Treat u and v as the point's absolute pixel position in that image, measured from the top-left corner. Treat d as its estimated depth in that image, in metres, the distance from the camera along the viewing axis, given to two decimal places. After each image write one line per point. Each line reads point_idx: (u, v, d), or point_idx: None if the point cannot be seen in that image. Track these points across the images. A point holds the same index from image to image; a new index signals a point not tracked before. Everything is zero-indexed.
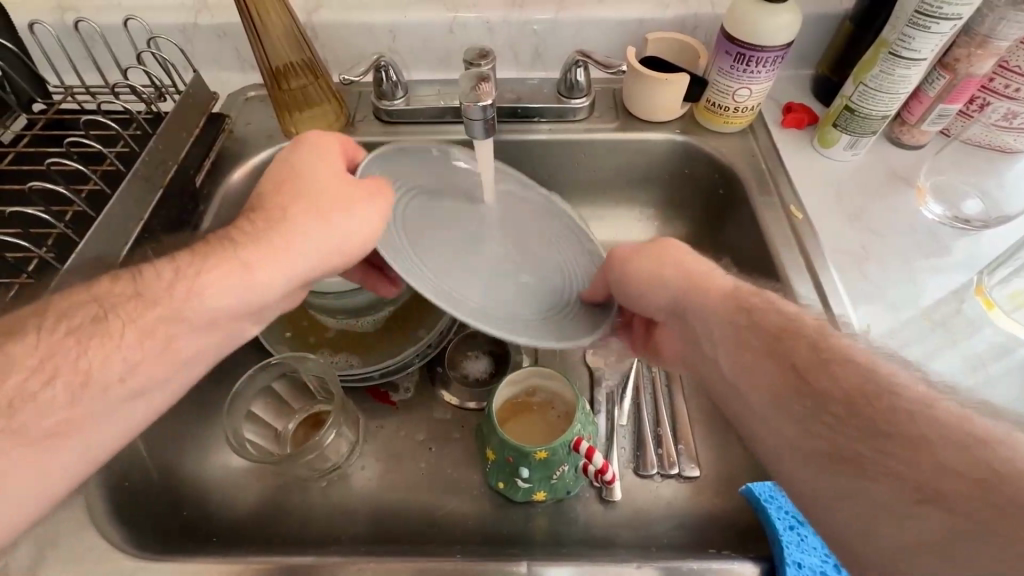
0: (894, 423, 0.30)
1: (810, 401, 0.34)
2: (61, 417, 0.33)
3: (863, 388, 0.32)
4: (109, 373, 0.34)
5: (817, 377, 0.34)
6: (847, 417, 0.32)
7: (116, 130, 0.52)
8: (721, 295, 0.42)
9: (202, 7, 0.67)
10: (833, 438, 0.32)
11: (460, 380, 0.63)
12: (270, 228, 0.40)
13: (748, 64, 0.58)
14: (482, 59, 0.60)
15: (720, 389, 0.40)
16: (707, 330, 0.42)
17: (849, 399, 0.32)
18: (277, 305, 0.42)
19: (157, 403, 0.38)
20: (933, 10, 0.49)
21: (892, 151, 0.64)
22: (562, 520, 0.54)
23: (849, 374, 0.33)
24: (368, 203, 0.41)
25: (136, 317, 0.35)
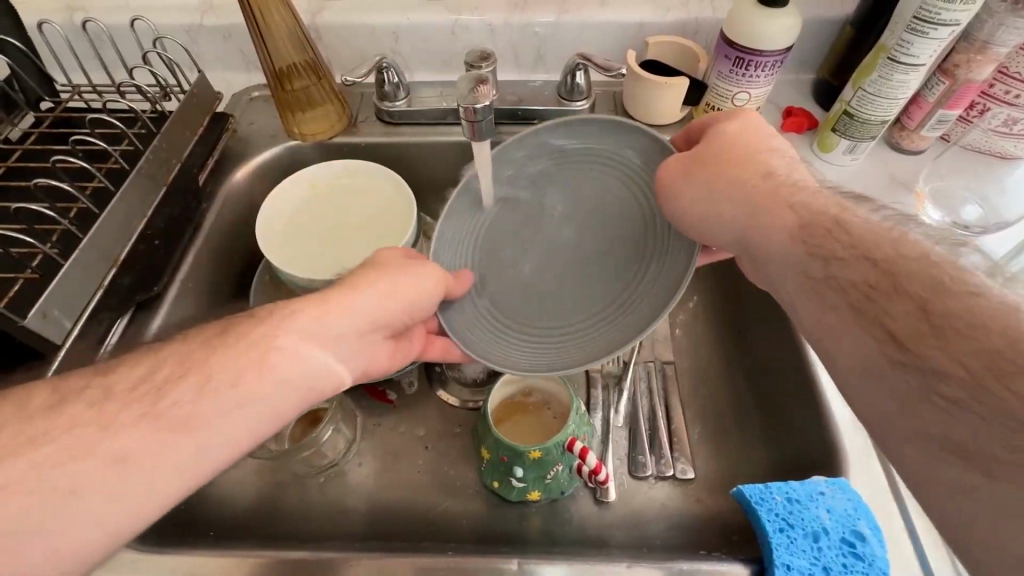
0: (985, 386, 0.27)
1: (903, 347, 0.31)
2: (186, 413, 0.34)
3: (985, 346, 0.28)
4: (222, 377, 0.35)
5: (925, 331, 0.30)
6: (939, 370, 0.29)
7: (120, 128, 0.53)
8: (791, 229, 0.39)
9: (208, 8, 0.68)
10: (935, 413, 0.29)
11: (458, 379, 0.63)
12: (348, 280, 0.43)
13: (747, 68, 0.58)
14: (483, 61, 0.60)
15: (802, 332, 0.38)
16: (786, 274, 0.39)
17: (965, 364, 0.28)
18: (361, 346, 0.42)
19: (262, 426, 0.37)
20: (931, 16, 0.49)
21: (892, 156, 0.64)
22: (556, 520, 0.55)
23: (970, 327, 0.29)
24: (425, 269, 0.45)
25: (244, 334, 0.37)
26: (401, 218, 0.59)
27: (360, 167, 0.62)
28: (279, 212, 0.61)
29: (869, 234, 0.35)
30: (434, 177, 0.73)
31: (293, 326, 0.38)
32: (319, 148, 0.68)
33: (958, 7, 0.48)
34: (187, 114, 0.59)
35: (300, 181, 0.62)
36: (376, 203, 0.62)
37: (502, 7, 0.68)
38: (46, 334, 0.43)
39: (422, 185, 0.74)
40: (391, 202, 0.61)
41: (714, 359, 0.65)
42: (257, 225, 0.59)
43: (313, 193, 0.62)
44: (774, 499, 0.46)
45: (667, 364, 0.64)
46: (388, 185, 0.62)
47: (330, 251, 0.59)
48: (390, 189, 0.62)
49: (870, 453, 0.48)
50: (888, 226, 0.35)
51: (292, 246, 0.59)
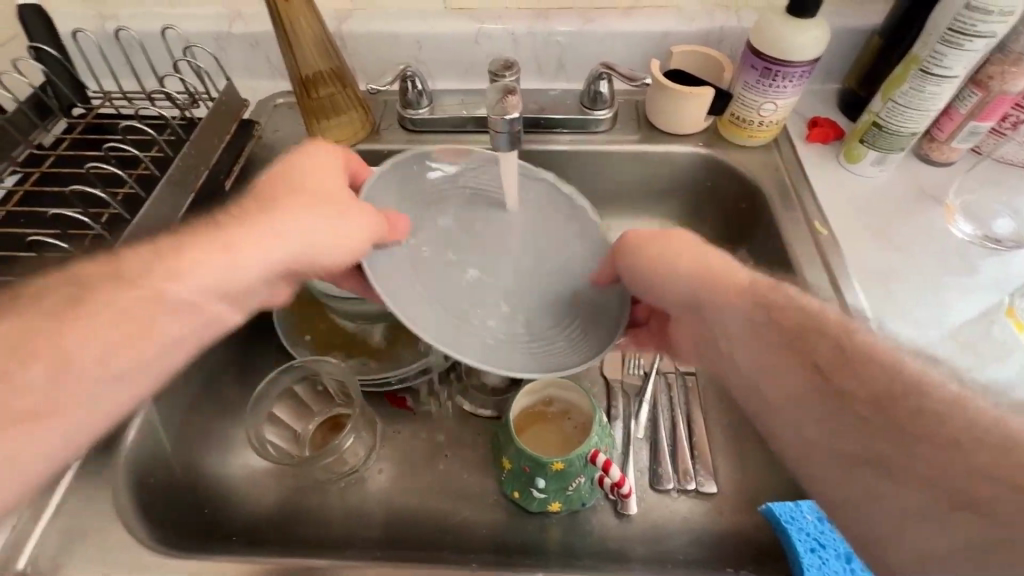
0: (895, 418, 0.33)
1: (829, 391, 0.37)
2: (40, 398, 0.33)
3: (884, 387, 0.35)
4: (89, 349, 0.35)
5: (848, 375, 0.36)
6: (861, 405, 0.35)
7: (152, 135, 0.53)
8: (737, 289, 0.43)
9: (236, 16, 0.69)
10: (860, 441, 0.35)
11: (478, 388, 0.62)
12: (252, 216, 0.42)
13: (774, 78, 0.58)
14: (507, 70, 0.61)
15: (739, 378, 0.43)
16: (728, 326, 0.43)
17: (876, 399, 0.35)
18: (244, 297, 0.43)
19: (134, 390, 0.37)
20: (966, 27, 0.48)
21: (920, 168, 0.63)
22: (576, 531, 0.54)
23: (876, 371, 0.36)
24: (356, 215, 0.45)
25: (104, 296, 0.36)
26: None
27: None
28: None
29: (791, 301, 0.41)
30: None
31: (188, 276, 0.39)
32: None
33: (995, 18, 0.47)
34: (215, 121, 0.60)
35: None
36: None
37: (525, 16, 0.69)
38: None
39: None
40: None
41: None
42: None
43: None
44: (805, 520, 0.46)
45: (688, 376, 0.64)
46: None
47: None
48: None
49: None
50: (811, 300, 0.41)
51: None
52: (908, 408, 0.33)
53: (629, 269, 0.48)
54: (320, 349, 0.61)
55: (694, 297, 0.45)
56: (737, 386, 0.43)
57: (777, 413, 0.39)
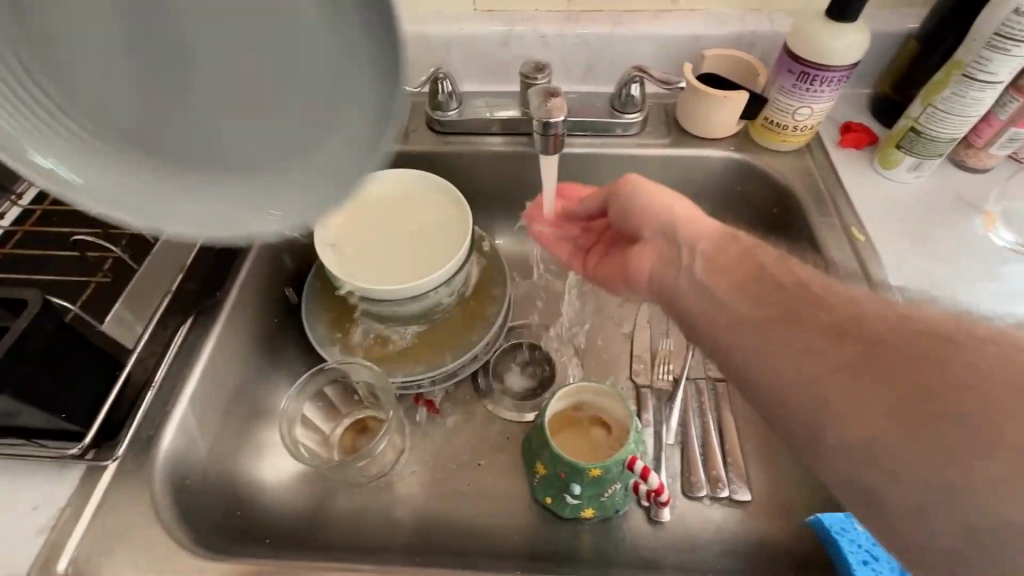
0: (845, 316, 0.35)
1: (778, 296, 0.38)
2: None
3: (822, 292, 0.37)
4: None
5: (791, 279, 0.39)
6: (807, 304, 0.37)
7: None
8: (708, 225, 0.46)
9: None
10: (806, 331, 0.36)
11: (502, 391, 0.64)
12: None
13: (811, 83, 0.57)
14: (539, 73, 0.60)
15: (690, 293, 0.43)
16: (693, 247, 0.45)
17: (819, 298, 0.37)
18: None
19: None
20: (1013, 33, 0.48)
21: (956, 174, 0.62)
22: (609, 538, 0.54)
23: (817, 282, 0.38)
24: None
25: None
26: (455, 228, 0.60)
27: (418, 179, 0.63)
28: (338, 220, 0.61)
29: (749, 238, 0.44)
30: (482, 187, 0.73)
31: None
32: None
33: None
34: None
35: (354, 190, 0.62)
36: (430, 213, 0.62)
37: (556, 18, 0.68)
38: None
39: (469, 194, 0.74)
40: (445, 212, 0.61)
41: None
42: (319, 231, 0.59)
43: (364, 204, 0.62)
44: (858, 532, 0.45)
45: (719, 382, 0.63)
46: (442, 196, 0.62)
47: (386, 260, 0.59)
48: (444, 198, 0.62)
49: None
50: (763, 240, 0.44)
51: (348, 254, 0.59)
52: (844, 302, 0.36)
53: (625, 200, 0.51)
54: (349, 350, 0.60)
55: (667, 227, 0.47)
56: (690, 314, 0.43)
57: (725, 321, 0.40)
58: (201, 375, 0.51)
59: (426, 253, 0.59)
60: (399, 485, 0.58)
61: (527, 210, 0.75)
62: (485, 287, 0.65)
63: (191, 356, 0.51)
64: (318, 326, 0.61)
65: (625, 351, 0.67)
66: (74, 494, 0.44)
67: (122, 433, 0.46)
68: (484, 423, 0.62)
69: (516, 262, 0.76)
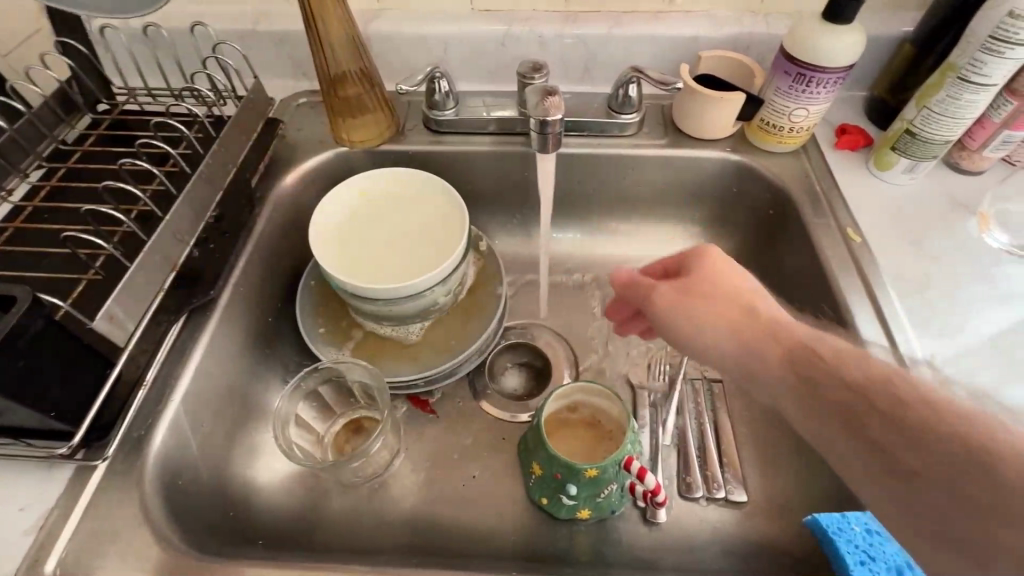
0: (904, 444, 0.31)
1: (831, 422, 0.34)
2: None
3: (872, 409, 0.33)
4: None
5: (839, 396, 0.35)
6: (866, 429, 0.33)
7: (183, 131, 0.53)
8: (726, 332, 0.41)
9: (263, 15, 0.69)
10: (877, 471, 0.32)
11: (496, 389, 0.65)
12: None
13: (807, 85, 0.57)
14: (536, 73, 0.60)
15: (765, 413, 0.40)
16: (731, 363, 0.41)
17: (874, 422, 0.33)
18: None
19: None
20: (1008, 36, 0.48)
21: (950, 177, 0.63)
22: (605, 540, 0.53)
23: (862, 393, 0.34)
24: None
25: None
26: (452, 227, 0.59)
27: (415, 178, 0.62)
28: (332, 218, 0.60)
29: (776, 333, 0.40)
30: (479, 187, 0.73)
31: None
32: (367, 155, 0.69)
33: None
34: (244, 119, 0.59)
35: (350, 190, 0.62)
36: (427, 212, 0.62)
37: (553, 18, 0.68)
38: (112, 337, 0.43)
39: (466, 194, 0.74)
40: (442, 210, 0.61)
41: None
42: (313, 228, 0.59)
43: (361, 203, 0.62)
44: (854, 533, 0.44)
45: (715, 383, 0.63)
46: (439, 194, 0.62)
47: (384, 260, 0.58)
48: (441, 197, 0.62)
49: None
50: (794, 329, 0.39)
51: (345, 254, 0.59)
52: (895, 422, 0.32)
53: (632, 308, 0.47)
54: (345, 349, 0.60)
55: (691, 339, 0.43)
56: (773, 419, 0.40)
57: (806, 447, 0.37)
58: (194, 374, 0.50)
59: (424, 254, 0.59)
60: (395, 486, 0.58)
61: (524, 210, 0.74)
62: (482, 287, 0.64)
63: (183, 355, 0.51)
64: (313, 325, 0.61)
65: (622, 351, 0.67)
66: (62, 494, 0.43)
67: (113, 432, 0.45)
68: (481, 423, 0.61)
69: (512, 263, 0.76)
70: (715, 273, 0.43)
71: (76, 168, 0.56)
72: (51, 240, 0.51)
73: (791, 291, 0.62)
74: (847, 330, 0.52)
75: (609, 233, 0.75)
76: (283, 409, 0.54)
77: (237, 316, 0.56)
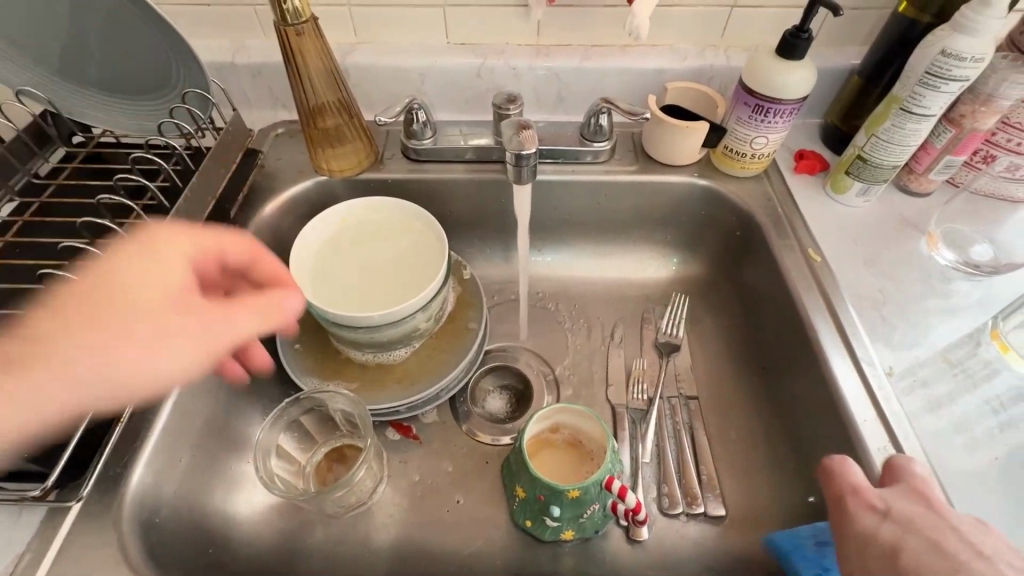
0: None
1: None
2: None
3: None
4: None
5: None
6: None
7: (161, 164, 0.53)
8: None
9: (241, 48, 0.70)
10: None
11: (482, 415, 0.65)
12: None
13: (765, 115, 0.61)
14: (511, 104, 0.62)
15: None
16: None
17: None
18: None
19: None
20: (942, 72, 0.52)
21: (900, 198, 0.67)
22: (590, 560, 0.54)
23: None
24: None
25: None
26: (432, 253, 0.61)
27: (397, 210, 0.64)
28: (311, 247, 0.61)
29: None
30: (457, 213, 0.74)
31: None
32: (346, 183, 0.70)
33: (968, 64, 0.51)
34: (223, 151, 0.60)
35: (329, 219, 0.63)
36: (407, 239, 0.63)
37: (526, 52, 0.71)
38: None
39: (445, 220, 0.75)
40: (422, 238, 0.62)
41: (734, 389, 0.65)
42: (291, 257, 0.59)
43: (342, 232, 0.63)
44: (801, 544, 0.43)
45: (691, 400, 0.65)
46: (419, 222, 0.63)
47: (364, 287, 0.59)
48: (421, 225, 0.63)
49: None
50: None
51: (327, 282, 0.59)
52: None
53: None
54: (326, 376, 0.60)
55: None
56: None
57: None
58: (173, 408, 0.50)
59: (406, 283, 0.59)
60: (378, 514, 0.57)
61: (502, 234, 0.76)
62: (462, 312, 0.65)
63: None
64: (294, 354, 0.61)
65: (600, 371, 0.69)
66: (34, 537, 0.42)
67: (88, 471, 0.44)
68: (464, 447, 0.62)
69: (491, 286, 0.77)
70: (852, 563, 0.37)
71: (49, 202, 0.56)
72: (23, 276, 0.50)
73: (759, 309, 0.65)
74: (812, 347, 0.55)
75: (585, 256, 0.77)
76: (264, 440, 0.54)
77: None
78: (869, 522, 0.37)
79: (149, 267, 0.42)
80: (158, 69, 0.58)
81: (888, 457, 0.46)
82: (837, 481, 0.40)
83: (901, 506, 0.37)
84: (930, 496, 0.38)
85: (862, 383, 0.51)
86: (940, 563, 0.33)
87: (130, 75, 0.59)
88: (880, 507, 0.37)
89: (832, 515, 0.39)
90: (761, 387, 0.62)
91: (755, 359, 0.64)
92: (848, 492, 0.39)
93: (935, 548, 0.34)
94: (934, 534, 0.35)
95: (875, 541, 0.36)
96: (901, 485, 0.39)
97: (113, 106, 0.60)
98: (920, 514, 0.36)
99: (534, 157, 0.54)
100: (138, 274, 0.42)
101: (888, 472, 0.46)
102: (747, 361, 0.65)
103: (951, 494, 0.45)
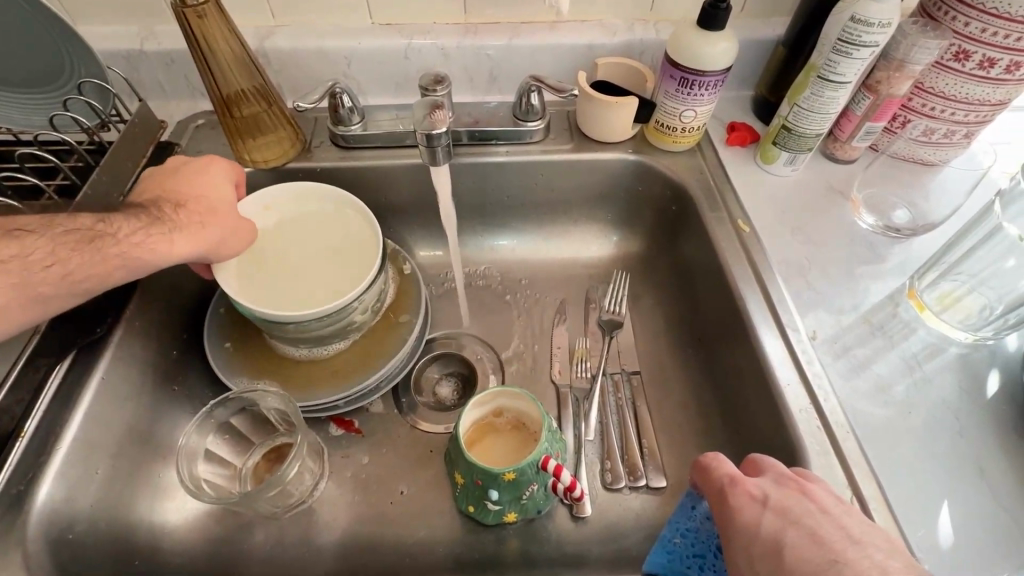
0: None
1: None
2: None
3: None
4: None
5: None
6: None
7: (56, 163, 0.50)
8: None
9: (148, 35, 0.66)
10: None
11: (428, 404, 0.65)
12: None
13: (691, 87, 0.61)
14: (437, 85, 0.60)
15: None
16: None
17: None
18: None
19: None
20: (853, 39, 0.53)
21: (828, 165, 0.69)
22: (533, 540, 0.55)
23: None
24: None
25: None
26: (367, 242, 0.59)
27: (327, 195, 0.62)
28: None
29: None
30: (394, 200, 0.72)
31: None
32: (272, 174, 0.67)
33: (876, 29, 0.52)
34: (128, 143, 0.58)
35: (254, 206, 0.60)
36: (339, 229, 0.61)
37: (454, 31, 0.69)
38: None
39: (382, 208, 0.73)
40: (355, 227, 0.60)
41: (675, 362, 0.66)
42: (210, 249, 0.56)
43: (269, 220, 0.60)
44: (705, 527, 0.42)
45: (633, 375, 0.66)
46: (350, 209, 0.62)
47: (296, 280, 0.56)
48: (355, 214, 0.61)
49: (828, 451, 0.46)
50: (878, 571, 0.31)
51: (254, 272, 0.57)
52: None
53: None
54: (258, 375, 0.58)
55: None
56: None
57: None
58: (82, 424, 0.48)
59: (340, 273, 0.57)
60: (320, 512, 0.56)
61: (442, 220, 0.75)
62: (399, 305, 0.64)
63: (70, 403, 0.48)
64: (225, 354, 0.59)
65: (545, 352, 0.68)
66: None
67: None
68: (407, 439, 0.61)
69: (435, 273, 0.76)
70: (739, 563, 0.35)
71: None
72: None
73: (695, 282, 0.66)
74: (742, 320, 0.56)
75: (529, 238, 0.77)
76: (190, 445, 0.52)
77: (132, 354, 0.54)
78: (751, 515, 0.36)
79: (206, 184, 0.54)
80: (57, 63, 0.55)
81: (809, 418, 0.48)
82: (715, 476, 0.40)
83: (776, 492, 0.37)
84: (797, 478, 0.38)
85: (786, 348, 0.52)
86: (821, 552, 0.33)
87: (24, 71, 0.55)
88: (759, 494, 0.37)
89: (718, 513, 0.38)
90: (699, 359, 0.63)
91: (693, 331, 0.65)
92: (727, 483, 0.39)
93: (812, 534, 0.34)
94: (809, 520, 0.35)
95: (760, 536, 0.35)
96: (765, 472, 0.40)
97: (11, 101, 0.57)
98: (792, 498, 0.36)
99: (444, 139, 0.55)
100: (201, 187, 0.53)
101: (809, 432, 0.47)
102: (685, 333, 0.66)
103: (869, 450, 0.47)
